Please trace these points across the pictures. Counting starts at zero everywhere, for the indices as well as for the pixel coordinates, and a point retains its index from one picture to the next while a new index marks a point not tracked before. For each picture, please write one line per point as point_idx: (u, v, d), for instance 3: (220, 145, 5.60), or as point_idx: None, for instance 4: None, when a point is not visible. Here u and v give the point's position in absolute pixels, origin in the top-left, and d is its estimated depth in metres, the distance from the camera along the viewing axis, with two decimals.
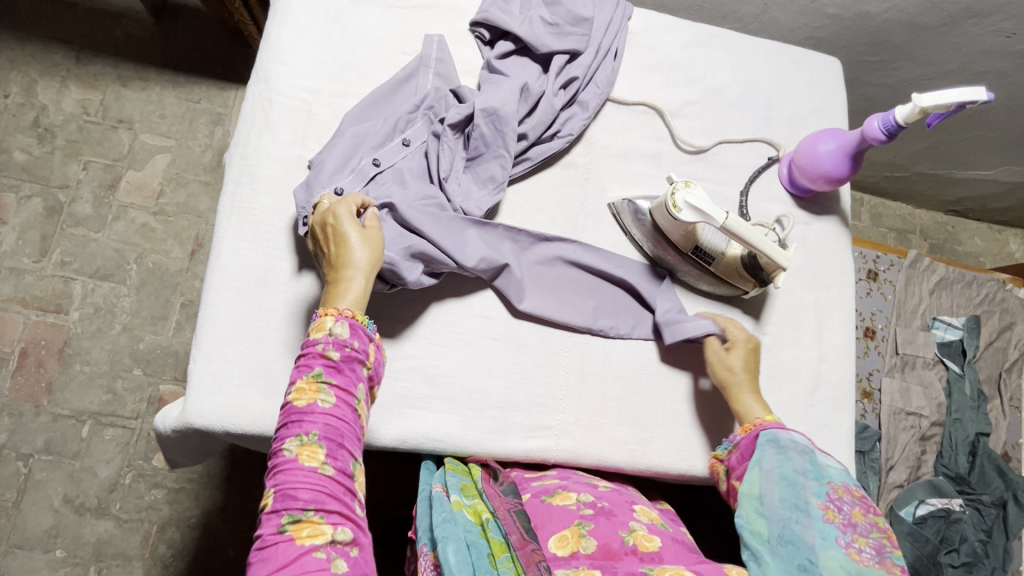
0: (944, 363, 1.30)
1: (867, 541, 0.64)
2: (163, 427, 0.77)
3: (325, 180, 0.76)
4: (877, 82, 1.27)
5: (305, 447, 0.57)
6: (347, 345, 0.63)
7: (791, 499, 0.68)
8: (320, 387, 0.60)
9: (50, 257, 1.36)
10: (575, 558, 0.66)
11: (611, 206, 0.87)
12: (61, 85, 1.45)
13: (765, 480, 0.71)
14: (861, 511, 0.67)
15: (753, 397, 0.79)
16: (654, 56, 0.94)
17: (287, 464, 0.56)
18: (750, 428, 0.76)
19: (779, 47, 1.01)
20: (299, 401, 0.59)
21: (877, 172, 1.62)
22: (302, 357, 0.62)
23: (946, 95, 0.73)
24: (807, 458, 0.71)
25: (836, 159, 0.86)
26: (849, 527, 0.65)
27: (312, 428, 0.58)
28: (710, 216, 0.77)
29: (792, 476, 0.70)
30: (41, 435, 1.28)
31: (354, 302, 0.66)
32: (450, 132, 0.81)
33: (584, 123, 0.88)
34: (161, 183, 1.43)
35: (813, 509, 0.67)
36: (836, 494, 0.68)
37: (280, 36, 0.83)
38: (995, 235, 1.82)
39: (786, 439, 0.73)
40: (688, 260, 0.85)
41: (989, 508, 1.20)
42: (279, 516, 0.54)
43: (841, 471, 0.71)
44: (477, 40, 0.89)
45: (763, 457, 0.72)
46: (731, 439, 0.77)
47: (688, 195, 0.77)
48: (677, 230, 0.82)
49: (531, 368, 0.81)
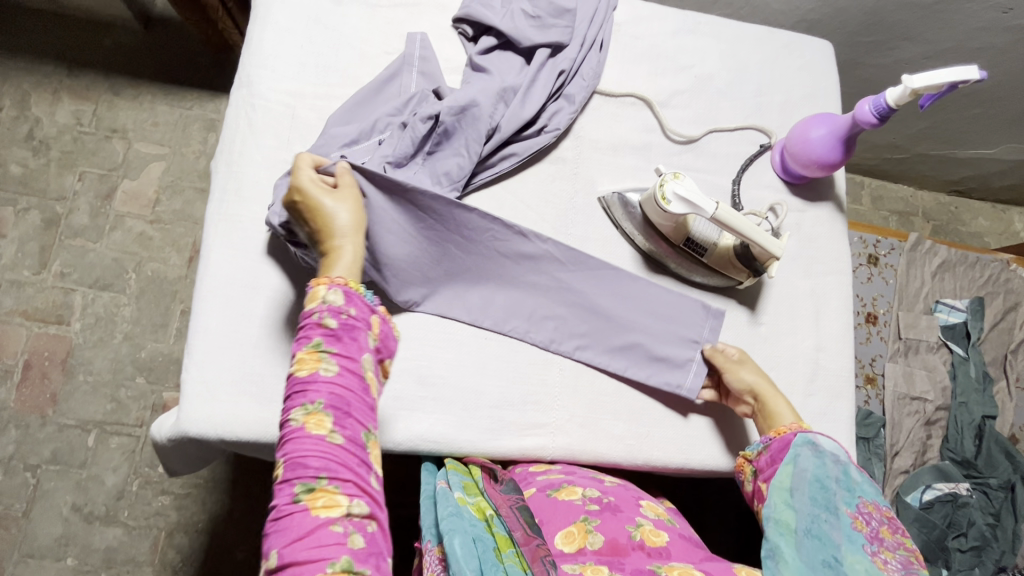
0: (948, 346, 1.29)
1: (894, 555, 0.65)
2: (158, 437, 0.78)
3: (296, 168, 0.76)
4: (873, 64, 1.25)
5: (311, 416, 0.56)
6: (343, 316, 0.60)
7: (824, 500, 0.68)
8: (320, 356, 0.58)
9: (49, 268, 1.37)
10: (581, 554, 0.65)
11: (601, 199, 0.86)
12: (53, 96, 1.45)
13: (799, 477, 0.71)
14: (890, 529, 0.68)
15: (780, 400, 0.79)
16: (641, 46, 0.93)
17: (294, 434, 0.55)
18: (786, 430, 0.76)
19: (769, 31, 0.99)
20: (301, 371, 0.57)
21: (876, 154, 1.60)
22: (301, 327, 0.60)
23: (937, 75, 0.72)
24: (842, 468, 0.72)
25: (828, 144, 0.85)
26: (877, 540, 0.66)
27: (317, 398, 0.56)
28: (699, 207, 0.76)
29: (827, 480, 0.70)
30: (48, 445, 1.29)
31: (348, 269, 0.64)
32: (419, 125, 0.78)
33: (571, 117, 0.87)
34: (157, 191, 1.43)
35: (845, 514, 0.67)
36: (868, 508, 0.69)
37: (261, 40, 0.82)
38: (999, 214, 1.79)
39: (824, 444, 0.74)
40: (680, 252, 0.84)
41: (997, 492, 1.19)
42: (292, 485, 0.54)
43: (873, 487, 0.72)
44: (460, 36, 0.88)
45: (799, 456, 0.73)
46: (762, 440, 0.77)
47: (677, 186, 0.77)
48: (667, 221, 0.82)
49: (525, 366, 0.81)
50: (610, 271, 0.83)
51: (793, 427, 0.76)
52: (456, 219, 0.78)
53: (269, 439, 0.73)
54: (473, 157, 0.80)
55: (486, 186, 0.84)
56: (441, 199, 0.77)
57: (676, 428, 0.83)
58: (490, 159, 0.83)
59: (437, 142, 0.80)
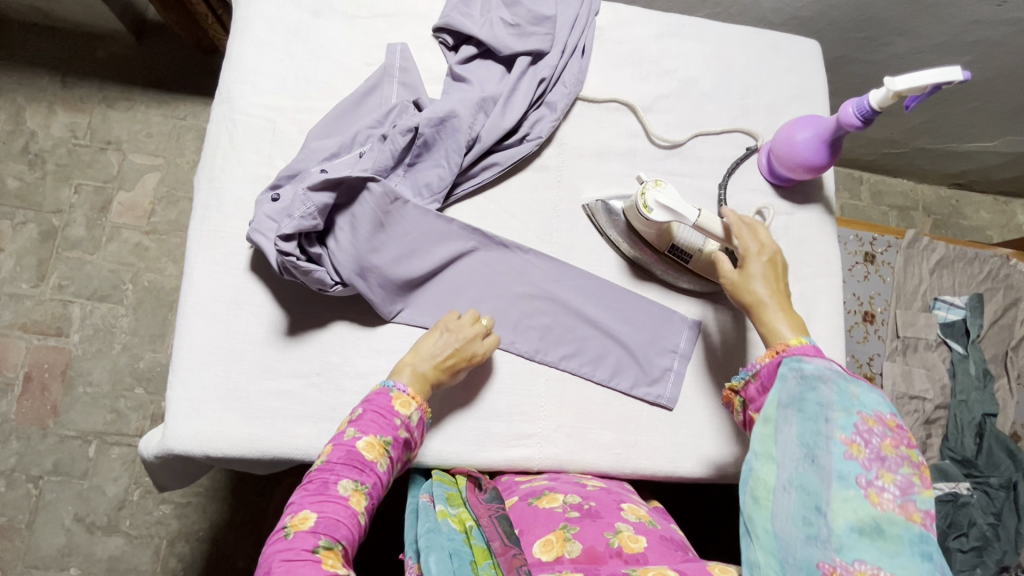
0: (947, 344, 1.27)
1: (894, 478, 0.59)
2: (147, 454, 0.78)
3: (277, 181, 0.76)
4: (866, 60, 1.24)
5: (355, 493, 0.65)
6: (410, 434, 0.72)
7: (809, 435, 0.63)
8: (384, 452, 0.69)
9: (47, 281, 1.38)
10: (559, 563, 0.65)
11: (586, 206, 0.86)
12: (48, 110, 1.46)
13: (783, 414, 0.66)
14: (891, 444, 0.61)
15: (783, 315, 0.72)
16: (625, 50, 0.92)
17: (337, 499, 0.64)
18: (775, 353, 0.70)
19: (755, 32, 0.98)
20: (367, 453, 0.67)
21: (873, 150, 1.58)
22: (381, 414, 0.70)
23: (919, 77, 0.71)
24: (835, 387, 0.65)
25: (814, 147, 0.84)
26: (875, 462, 0.60)
27: (367, 481, 0.66)
28: (681, 214, 0.76)
29: (815, 409, 0.64)
30: (49, 456, 1.30)
31: (412, 383, 0.73)
32: (398, 137, 0.78)
33: (553, 125, 0.86)
34: (152, 202, 1.44)
35: (834, 444, 0.61)
36: (866, 426, 0.62)
37: (240, 55, 0.82)
38: (1001, 207, 1.77)
39: (811, 367, 0.67)
40: (666, 258, 0.84)
41: (997, 491, 1.16)
42: (316, 537, 0.60)
43: (876, 398, 0.64)
44: (441, 46, 0.88)
45: (783, 388, 0.67)
46: (750, 368, 0.73)
47: (658, 195, 0.76)
48: (650, 228, 0.81)
49: (510, 377, 0.80)
50: (594, 278, 0.84)
51: (781, 349, 0.70)
52: (436, 228, 0.79)
53: (255, 455, 0.73)
54: (454, 168, 0.80)
55: (468, 196, 0.83)
56: (420, 211, 0.78)
57: (664, 438, 0.82)
58: (471, 169, 0.83)
59: (417, 154, 0.80)
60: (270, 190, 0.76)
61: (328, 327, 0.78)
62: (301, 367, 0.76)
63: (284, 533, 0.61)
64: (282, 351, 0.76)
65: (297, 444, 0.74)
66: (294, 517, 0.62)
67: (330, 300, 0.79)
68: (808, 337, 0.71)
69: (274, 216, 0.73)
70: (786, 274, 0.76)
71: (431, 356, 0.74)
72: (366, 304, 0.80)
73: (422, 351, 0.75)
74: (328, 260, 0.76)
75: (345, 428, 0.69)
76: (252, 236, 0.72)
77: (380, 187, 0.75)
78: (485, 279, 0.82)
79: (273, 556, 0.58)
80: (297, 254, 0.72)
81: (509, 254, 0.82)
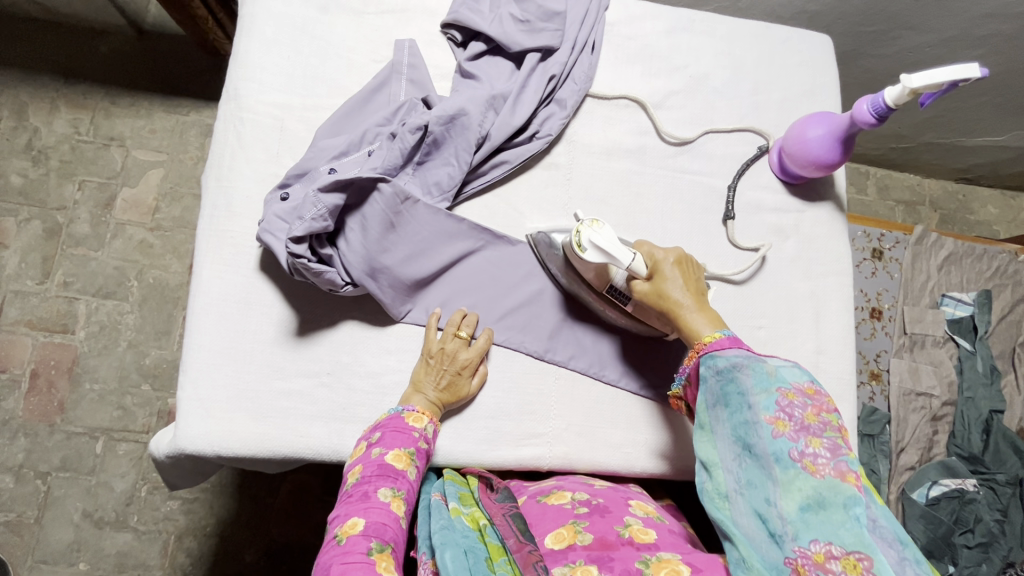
0: (954, 341, 1.26)
1: (822, 443, 0.58)
2: (157, 453, 0.78)
3: (284, 180, 0.75)
4: (876, 54, 1.22)
5: (395, 498, 0.66)
6: (430, 445, 0.73)
7: (739, 426, 0.62)
8: (412, 461, 0.70)
9: (52, 278, 1.38)
10: (571, 551, 0.64)
11: (529, 237, 0.82)
12: (51, 106, 1.45)
13: (714, 414, 0.65)
14: (813, 411, 0.60)
15: (697, 313, 0.70)
16: (635, 46, 0.91)
17: (379, 505, 0.64)
18: (695, 354, 0.68)
19: (766, 27, 0.97)
20: (395, 463, 0.68)
21: (881, 144, 1.56)
22: (400, 431, 0.71)
23: (937, 73, 0.70)
24: (750, 371, 0.63)
25: (826, 144, 0.83)
26: (802, 434, 0.58)
27: (402, 487, 0.67)
28: (615, 257, 0.72)
29: (739, 399, 0.63)
30: (57, 453, 1.30)
31: (424, 403, 0.74)
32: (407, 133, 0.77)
33: (563, 122, 0.85)
34: (157, 198, 1.43)
35: (762, 428, 0.60)
36: (786, 400, 0.60)
37: (247, 52, 0.82)
38: (1008, 201, 1.76)
39: (726, 360, 0.65)
40: (606, 298, 0.79)
41: (1004, 488, 1.16)
42: (368, 540, 0.61)
43: (790, 369, 0.63)
44: (450, 42, 0.87)
45: (707, 390, 0.66)
46: (682, 372, 0.71)
47: (593, 234, 0.72)
48: (587, 268, 0.76)
49: (520, 377, 0.80)
50: None
51: (698, 347, 0.68)
52: (444, 227, 0.78)
53: (265, 455, 0.73)
54: (463, 166, 0.79)
55: (477, 195, 0.83)
56: (426, 209, 0.77)
57: (675, 438, 0.82)
58: (481, 167, 0.82)
59: (426, 152, 0.79)
60: (279, 189, 0.75)
61: (338, 326, 0.77)
62: (311, 365, 0.76)
63: (336, 541, 0.62)
64: (292, 351, 0.76)
65: (308, 443, 0.74)
66: (342, 525, 0.63)
67: (339, 300, 0.78)
68: (726, 330, 0.69)
69: (283, 216, 0.73)
70: (697, 270, 0.75)
71: (435, 384, 0.74)
72: (375, 304, 0.79)
73: (426, 380, 0.75)
74: (339, 261, 0.75)
75: (368, 449, 0.70)
76: (261, 236, 0.71)
77: (391, 187, 0.75)
78: (492, 278, 0.81)
79: (330, 562, 0.59)
80: (309, 256, 0.72)
81: (519, 252, 0.82)
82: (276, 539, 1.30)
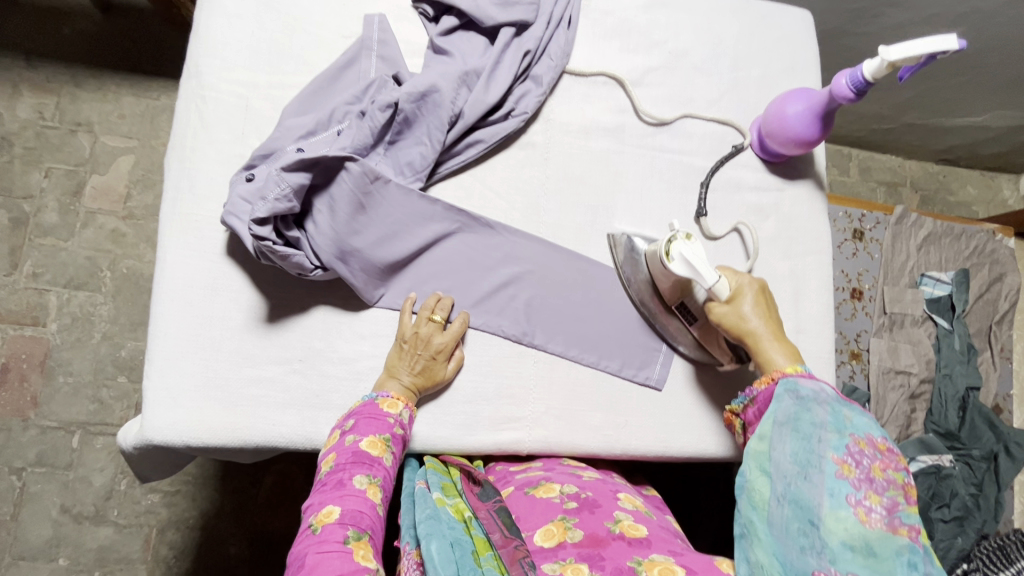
0: (933, 320, 1.27)
1: (880, 499, 0.60)
2: (126, 445, 0.76)
3: (250, 161, 0.73)
4: (858, 32, 1.21)
5: (371, 486, 0.65)
6: (406, 431, 0.72)
7: (804, 453, 0.64)
8: (387, 448, 0.68)
9: (21, 269, 1.33)
10: (562, 548, 0.63)
11: (610, 236, 0.83)
12: (13, 90, 1.39)
13: (779, 431, 0.67)
14: (881, 466, 0.62)
15: (776, 344, 0.72)
16: (613, 21, 0.89)
17: (355, 494, 0.63)
18: (770, 380, 0.71)
19: (746, 2, 0.95)
20: (370, 450, 0.67)
21: (862, 125, 1.56)
22: (375, 417, 0.69)
23: (915, 46, 0.69)
24: (828, 410, 0.66)
25: (805, 121, 0.82)
26: (865, 482, 0.61)
27: (378, 474, 0.66)
28: (701, 274, 0.73)
29: (810, 429, 0.65)
30: (31, 448, 1.27)
31: (398, 389, 0.73)
32: (377, 111, 0.74)
33: (539, 99, 0.83)
34: (128, 186, 1.39)
35: (827, 463, 0.63)
36: (858, 447, 0.63)
37: (209, 27, 0.78)
38: (987, 182, 1.77)
39: (808, 389, 0.68)
40: (673, 312, 0.81)
41: (979, 462, 1.19)
42: (345, 528, 0.60)
43: (867, 421, 0.65)
44: (421, 17, 0.84)
45: (779, 407, 0.68)
46: (747, 392, 0.73)
47: (684, 247, 0.74)
48: (667, 279, 0.78)
49: (498, 361, 0.79)
50: (608, 267, 0.83)
51: (775, 375, 0.71)
52: (418, 209, 0.76)
53: (237, 444, 0.72)
54: (436, 145, 0.77)
55: (452, 175, 0.81)
56: (395, 189, 0.75)
57: (657, 419, 0.82)
58: (455, 147, 0.80)
59: (397, 131, 0.77)
60: (245, 170, 0.73)
61: (310, 311, 0.75)
62: (283, 351, 0.74)
63: (311, 530, 0.61)
64: (263, 338, 0.74)
65: (281, 431, 0.72)
66: (318, 514, 0.62)
67: (311, 285, 0.76)
68: (804, 366, 0.71)
69: (248, 198, 0.70)
70: (773, 301, 0.77)
71: (410, 369, 0.73)
72: (347, 289, 0.77)
73: (400, 365, 0.73)
74: (307, 243, 0.73)
75: (341, 437, 0.68)
76: (225, 219, 0.69)
77: (360, 167, 0.72)
78: (469, 260, 0.80)
79: (305, 551, 0.58)
80: (274, 238, 0.69)
81: (491, 233, 0.80)
82: (260, 529, 1.29)
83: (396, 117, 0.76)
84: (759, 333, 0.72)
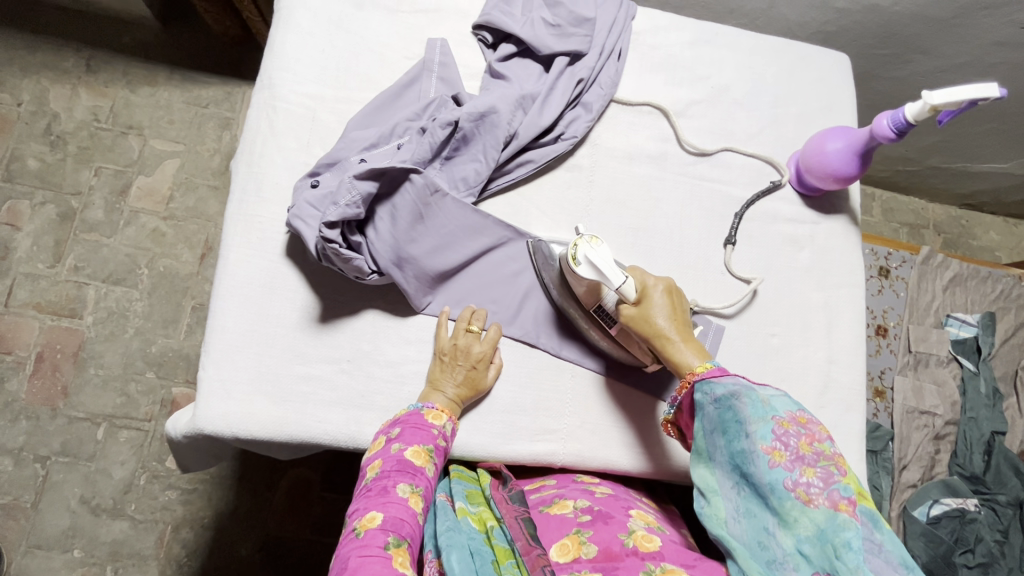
0: (958, 361, 1.27)
1: (815, 472, 0.58)
2: (173, 433, 0.79)
3: (314, 170, 0.77)
4: (889, 76, 1.25)
5: (413, 495, 0.66)
6: (448, 443, 0.74)
7: (737, 453, 0.62)
8: (430, 458, 0.70)
9: (63, 262, 1.38)
10: (575, 564, 0.62)
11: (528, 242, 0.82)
12: (72, 92, 1.47)
13: (711, 440, 0.65)
14: (809, 440, 0.59)
15: (686, 344, 0.70)
16: (659, 56, 0.94)
17: (397, 501, 0.64)
18: (686, 384, 0.68)
19: (787, 43, 0.99)
20: (415, 460, 0.69)
21: (887, 166, 1.59)
22: (420, 427, 0.71)
23: (957, 92, 0.72)
24: (746, 400, 0.62)
25: (844, 158, 0.85)
26: (797, 463, 0.58)
27: (420, 484, 0.67)
28: (608, 276, 0.71)
29: (736, 427, 0.62)
30: (57, 437, 1.30)
31: (443, 400, 0.75)
32: (438, 128, 0.79)
33: (588, 125, 0.87)
34: (171, 188, 1.44)
35: (758, 456, 0.60)
36: (782, 428, 0.60)
37: (284, 43, 0.84)
38: (1011, 229, 1.78)
39: (722, 387, 0.64)
40: (593, 318, 0.79)
41: (1005, 508, 1.17)
42: (386, 534, 0.61)
43: (784, 398, 0.62)
44: (480, 43, 0.89)
45: (704, 416, 0.66)
46: (673, 400, 0.71)
47: (588, 251, 0.72)
48: (579, 283, 0.76)
49: (537, 373, 0.81)
50: None
51: (690, 378, 0.67)
52: (468, 221, 0.79)
53: (283, 439, 0.74)
54: (490, 163, 0.81)
55: (502, 192, 0.84)
56: (450, 202, 0.78)
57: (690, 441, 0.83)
58: (507, 166, 0.84)
59: (454, 148, 0.81)
60: (310, 177, 0.77)
61: (361, 314, 0.78)
62: (333, 349, 0.77)
63: (354, 534, 0.61)
64: (315, 336, 0.77)
65: (326, 429, 0.74)
66: (362, 518, 0.63)
67: (362, 289, 0.79)
68: (713, 360, 0.69)
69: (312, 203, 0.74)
70: (683, 302, 0.75)
71: (455, 383, 0.75)
72: (397, 294, 0.80)
73: (445, 376, 0.75)
74: (367, 249, 0.76)
75: (387, 444, 0.70)
76: (291, 223, 0.73)
77: (422, 178, 0.76)
78: (512, 274, 0.82)
79: (349, 554, 0.59)
80: (340, 241, 0.72)
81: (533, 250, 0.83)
82: (273, 533, 1.29)
83: (453, 134, 0.80)
84: (667, 333, 0.71)
